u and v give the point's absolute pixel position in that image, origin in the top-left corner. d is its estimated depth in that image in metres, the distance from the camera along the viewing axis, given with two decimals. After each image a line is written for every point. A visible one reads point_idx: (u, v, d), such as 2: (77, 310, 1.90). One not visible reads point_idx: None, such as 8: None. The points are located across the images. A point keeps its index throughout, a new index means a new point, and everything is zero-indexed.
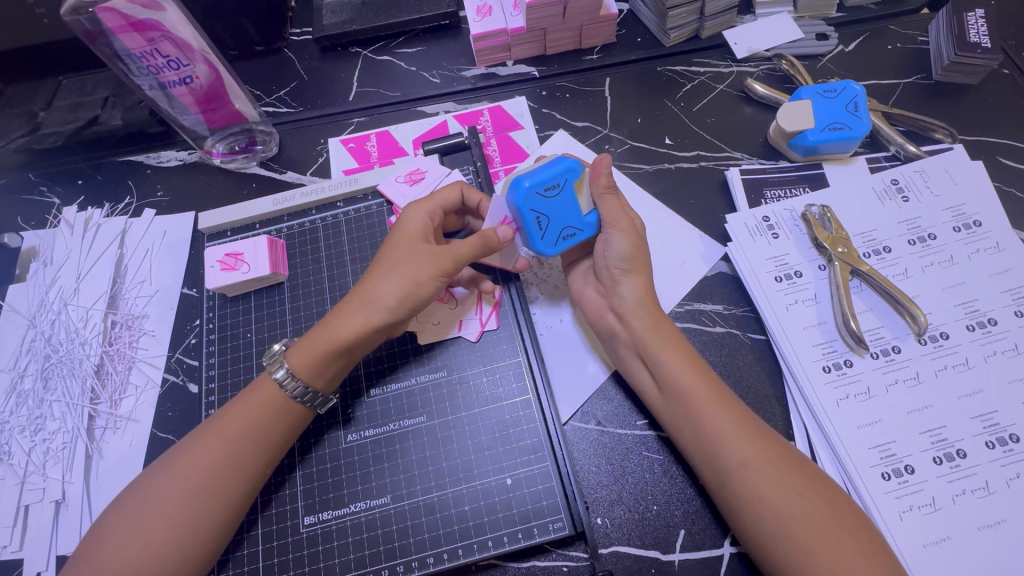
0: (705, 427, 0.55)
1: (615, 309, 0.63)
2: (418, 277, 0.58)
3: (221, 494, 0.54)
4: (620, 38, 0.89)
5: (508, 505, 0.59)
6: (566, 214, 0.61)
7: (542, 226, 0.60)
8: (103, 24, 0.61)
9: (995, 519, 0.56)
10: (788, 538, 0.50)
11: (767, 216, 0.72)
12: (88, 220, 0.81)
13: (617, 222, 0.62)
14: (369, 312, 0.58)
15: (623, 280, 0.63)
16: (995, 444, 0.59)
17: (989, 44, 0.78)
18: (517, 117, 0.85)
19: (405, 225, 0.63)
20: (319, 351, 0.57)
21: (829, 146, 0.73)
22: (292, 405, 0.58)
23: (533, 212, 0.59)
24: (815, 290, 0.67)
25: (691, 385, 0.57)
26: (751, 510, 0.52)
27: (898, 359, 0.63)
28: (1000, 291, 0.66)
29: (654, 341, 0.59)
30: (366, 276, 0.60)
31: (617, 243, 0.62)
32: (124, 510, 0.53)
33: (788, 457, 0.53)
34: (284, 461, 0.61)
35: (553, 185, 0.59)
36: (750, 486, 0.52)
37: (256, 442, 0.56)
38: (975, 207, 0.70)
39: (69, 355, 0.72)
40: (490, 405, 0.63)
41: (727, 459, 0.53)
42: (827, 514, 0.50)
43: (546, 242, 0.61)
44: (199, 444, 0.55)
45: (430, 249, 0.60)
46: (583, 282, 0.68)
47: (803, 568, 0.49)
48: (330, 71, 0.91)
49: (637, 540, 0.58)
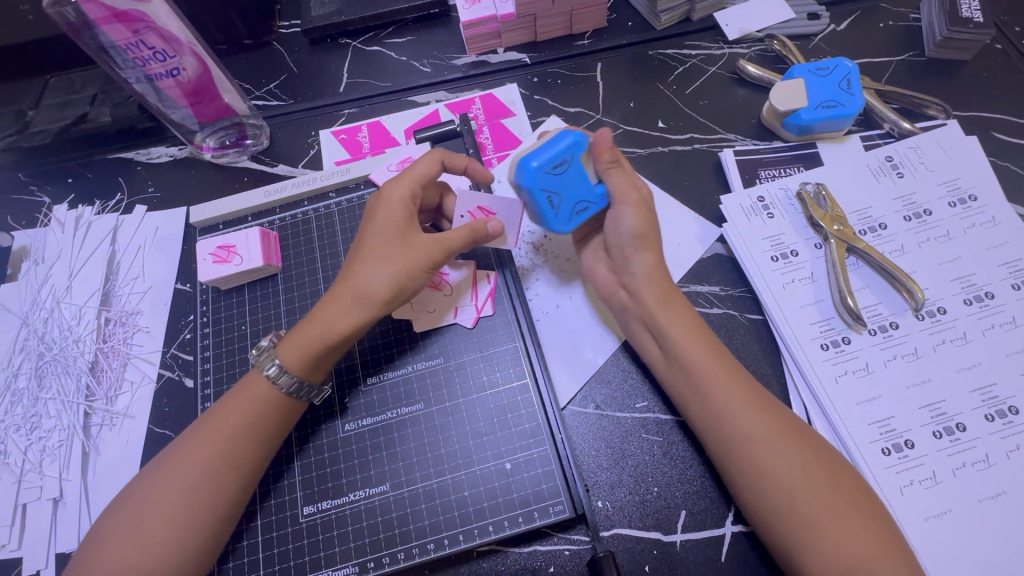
0: (714, 399, 0.55)
1: (626, 285, 0.63)
2: (410, 271, 0.58)
3: (221, 489, 0.53)
4: (611, 23, 0.88)
5: (508, 490, 0.58)
6: (576, 189, 0.60)
7: (555, 204, 0.60)
8: (87, 16, 0.60)
9: (995, 491, 0.55)
10: (791, 513, 0.50)
11: (762, 196, 0.72)
12: (78, 218, 0.80)
13: (627, 198, 0.61)
14: (362, 306, 0.57)
15: (634, 257, 0.62)
16: (994, 417, 0.58)
17: (980, 19, 0.78)
18: (509, 104, 0.84)
19: (389, 213, 0.61)
20: (315, 345, 0.57)
21: (823, 125, 0.73)
22: (286, 399, 0.57)
23: (544, 191, 0.58)
24: (811, 269, 0.67)
25: (700, 359, 0.57)
26: (756, 482, 0.52)
27: (896, 335, 0.63)
28: (996, 264, 0.65)
29: (663, 314, 0.59)
30: (352, 269, 0.59)
31: (631, 221, 0.61)
32: (122, 512, 0.53)
33: (797, 432, 0.53)
34: (281, 453, 0.61)
35: (561, 162, 0.58)
36: (757, 458, 0.52)
37: (247, 437, 0.55)
38: (970, 182, 0.70)
39: (63, 353, 0.72)
40: (487, 391, 0.63)
41: (733, 432, 0.53)
42: (832, 490, 0.50)
43: (560, 220, 0.60)
44: (195, 442, 0.54)
45: (421, 243, 0.59)
46: (594, 259, 0.68)
47: (807, 543, 0.49)
48: (320, 63, 0.90)
49: (638, 522, 0.58)
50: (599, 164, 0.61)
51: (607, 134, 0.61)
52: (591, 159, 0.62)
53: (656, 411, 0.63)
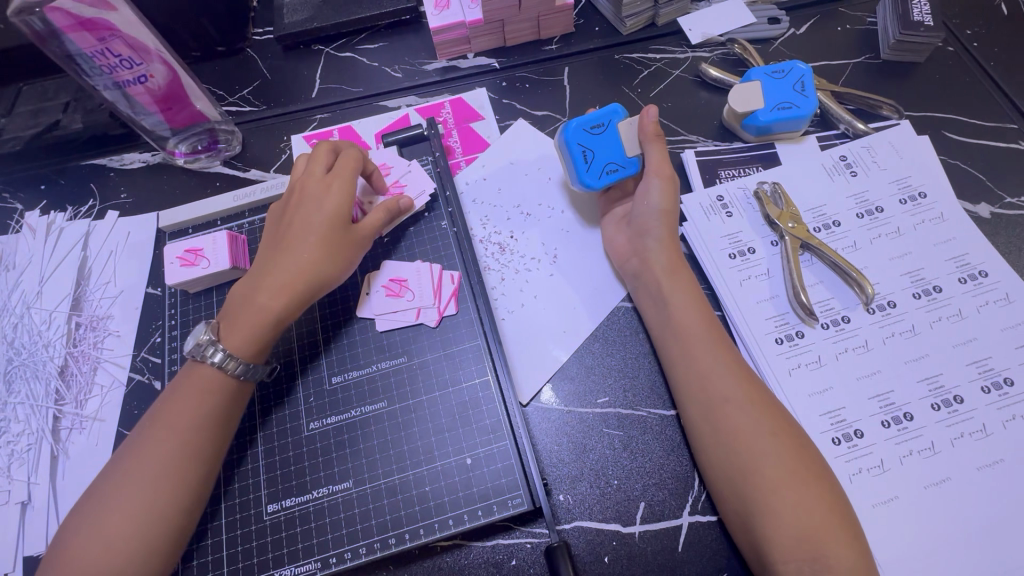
0: (699, 363, 0.59)
1: (640, 253, 0.68)
2: (349, 261, 0.65)
3: (182, 478, 0.54)
4: (579, 28, 0.90)
5: (468, 484, 0.59)
6: (610, 151, 0.70)
7: (588, 160, 0.70)
8: (52, 24, 0.61)
9: (940, 477, 0.57)
10: (753, 475, 0.53)
11: (721, 195, 0.74)
12: (50, 224, 0.81)
13: (658, 170, 0.68)
14: (307, 295, 0.62)
15: (654, 226, 0.67)
16: (940, 406, 0.60)
17: (931, 22, 0.80)
18: (478, 108, 0.86)
19: (332, 200, 0.64)
20: (262, 335, 0.60)
21: (779, 126, 0.75)
22: (233, 383, 0.59)
23: (579, 146, 0.69)
24: (768, 265, 0.69)
25: (694, 327, 0.61)
26: (726, 444, 0.55)
27: (848, 329, 0.65)
28: (944, 259, 0.68)
29: (667, 282, 0.64)
30: (296, 250, 0.62)
31: (656, 193, 0.68)
32: (84, 516, 0.53)
33: (769, 403, 0.56)
34: (236, 441, 0.62)
35: (599, 126, 0.70)
36: (731, 420, 0.55)
37: (210, 424, 0.57)
38: (920, 180, 0.72)
39: (33, 358, 0.72)
40: (450, 388, 0.64)
41: (715, 395, 0.57)
42: (795, 458, 0.53)
43: (590, 174, 0.70)
44: (149, 440, 0.55)
45: (360, 233, 0.66)
46: (613, 230, 0.73)
47: (767, 507, 0.51)
48: (293, 69, 0.91)
49: (598, 515, 0.59)
50: (639, 135, 0.70)
51: (651, 110, 0.69)
52: (632, 132, 0.70)
53: (616, 405, 0.64)
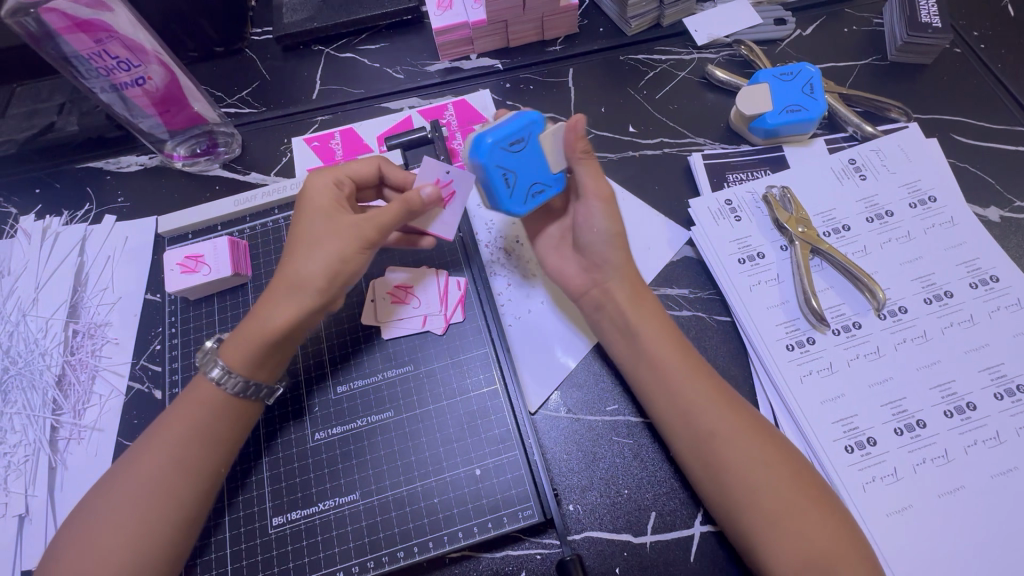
0: (681, 396, 0.57)
1: (598, 282, 0.64)
2: (343, 251, 0.58)
3: (172, 494, 0.53)
4: (583, 29, 0.89)
5: (477, 496, 0.59)
6: (533, 171, 0.61)
7: (511, 183, 0.60)
8: (48, 26, 0.59)
9: (953, 485, 0.57)
10: (753, 507, 0.51)
11: (729, 199, 0.73)
12: (45, 229, 0.79)
13: (597, 191, 0.63)
14: (296, 295, 0.57)
15: (609, 254, 0.63)
16: (952, 413, 0.60)
17: (939, 24, 0.80)
18: (482, 110, 0.85)
19: (313, 197, 0.62)
20: (254, 344, 0.57)
21: (788, 129, 0.74)
22: (234, 401, 0.57)
23: (499, 169, 0.58)
24: (778, 270, 0.68)
25: (668, 356, 0.59)
26: (722, 478, 0.53)
27: (859, 334, 0.64)
28: (955, 264, 0.67)
29: (634, 313, 0.61)
30: (287, 255, 0.60)
31: (600, 217, 0.63)
32: (76, 535, 0.52)
33: (760, 431, 0.55)
34: (246, 457, 0.61)
35: (517, 141, 0.58)
36: (720, 454, 0.54)
37: (196, 439, 0.55)
38: (929, 183, 0.72)
39: (30, 366, 0.71)
40: (458, 397, 0.63)
41: (700, 429, 0.55)
42: (792, 487, 0.52)
43: (515, 200, 0.61)
44: (142, 452, 0.54)
45: (348, 221, 0.59)
46: (560, 259, 0.68)
47: (770, 538, 0.50)
48: (293, 70, 0.90)
49: (609, 525, 0.59)
50: (566, 151, 0.61)
51: (581, 122, 0.60)
52: (556, 144, 0.61)
53: (626, 413, 0.63)
